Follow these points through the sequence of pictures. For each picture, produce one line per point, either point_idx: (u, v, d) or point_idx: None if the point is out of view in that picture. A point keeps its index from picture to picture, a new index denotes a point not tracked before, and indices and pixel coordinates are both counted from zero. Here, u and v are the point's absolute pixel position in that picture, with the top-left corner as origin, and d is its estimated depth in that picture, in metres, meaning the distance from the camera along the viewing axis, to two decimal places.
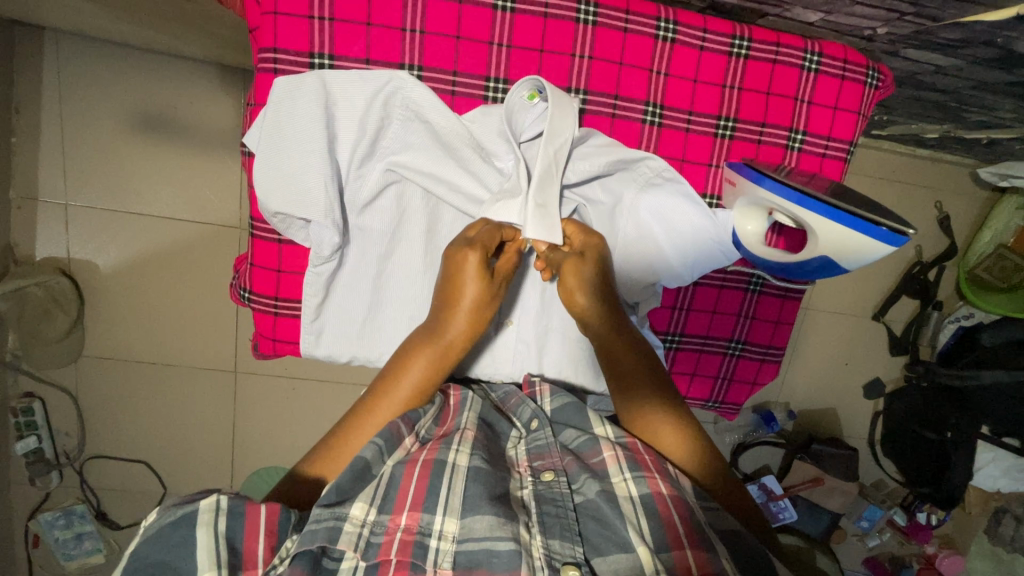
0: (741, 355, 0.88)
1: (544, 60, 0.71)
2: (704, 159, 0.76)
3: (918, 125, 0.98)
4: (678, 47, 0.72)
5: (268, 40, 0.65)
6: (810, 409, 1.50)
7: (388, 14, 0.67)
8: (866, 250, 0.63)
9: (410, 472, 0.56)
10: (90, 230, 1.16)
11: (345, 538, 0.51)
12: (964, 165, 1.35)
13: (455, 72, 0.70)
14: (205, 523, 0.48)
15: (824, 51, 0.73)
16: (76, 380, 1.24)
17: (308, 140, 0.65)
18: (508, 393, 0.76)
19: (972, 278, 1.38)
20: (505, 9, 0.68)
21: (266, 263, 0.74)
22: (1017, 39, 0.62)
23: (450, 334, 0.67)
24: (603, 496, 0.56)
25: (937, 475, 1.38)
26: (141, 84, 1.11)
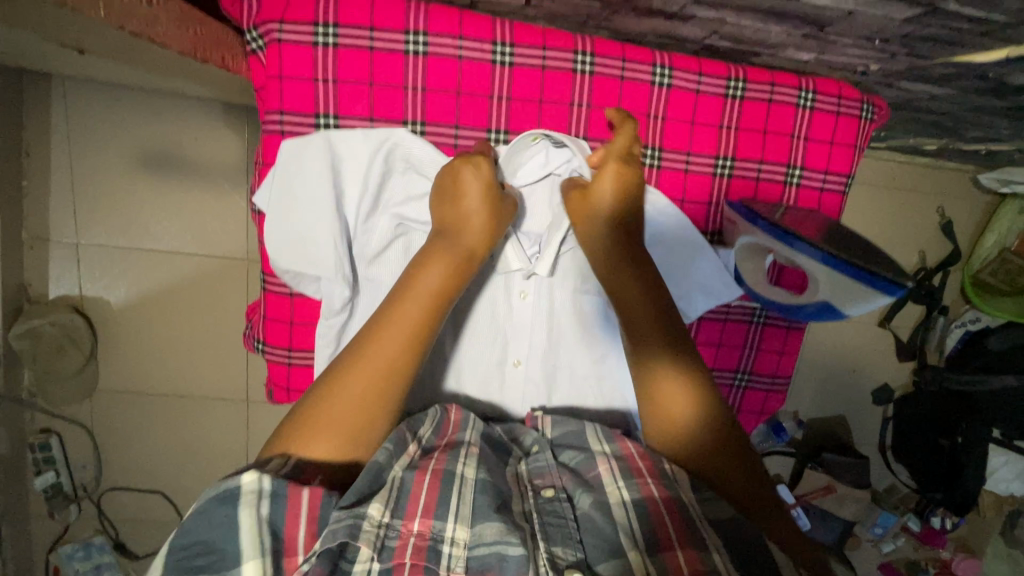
0: (747, 386, 0.88)
1: (543, 110, 0.73)
2: (704, 197, 0.77)
3: (917, 139, 0.99)
4: (674, 91, 0.73)
5: (275, 104, 0.69)
6: (819, 418, 1.50)
7: (390, 74, 0.70)
8: (867, 298, 0.66)
9: (421, 478, 0.55)
10: (100, 268, 1.18)
11: (364, 537, 0.49)
12: (965, 171, 1.36)
13: (456, 125, 0.72)
14: (247, 505, 0.48)
15: (818, 88, 0.75)
16: (92, 414, 1.26)
17: (315, 200, 0.67)
18: (514, 428, 0.75)
19: (976, 281, 1.38)
20: (504, 62, 0.71)
21: (278, 316, 0.76)
22: (1010, 73, 0.63)
23: (469, 237, 0.66)
24: (596, 506, 0.58)
25: (950, 482, 1.38)
26: (147, 123, 1.13)
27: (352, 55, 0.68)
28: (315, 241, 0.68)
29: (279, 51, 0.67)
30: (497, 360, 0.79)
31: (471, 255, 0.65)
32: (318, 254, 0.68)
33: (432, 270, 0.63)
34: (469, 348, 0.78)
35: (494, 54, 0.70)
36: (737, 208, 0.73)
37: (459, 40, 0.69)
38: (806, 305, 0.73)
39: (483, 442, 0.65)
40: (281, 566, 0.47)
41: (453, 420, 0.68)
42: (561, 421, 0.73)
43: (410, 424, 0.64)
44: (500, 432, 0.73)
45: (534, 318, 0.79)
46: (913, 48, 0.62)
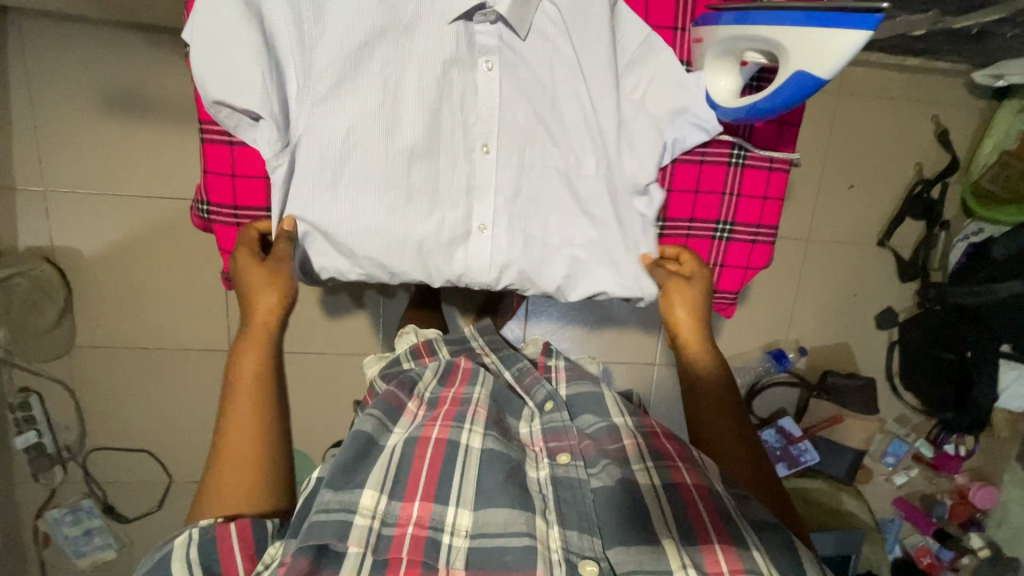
0: (729, 238, 0.85)
1: None
2: (669, 23, 0.75)
3: (904, 18, 0.93)
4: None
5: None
6: (822, 347, 1.45)
7: None
8: (834, 53, 0.55)
9: (423, 449, 0.68)
10: (70, 216, 1.15)
11: (357, 533, 0.59)
12: (959, 74, 1.30)
13: None
14: (177, 555, 0.57)
15: None
16: (71, 371, 1.23)
17: (236, 32, 0.65)
18: (522, 368, 0.87)
19: (977, 190, 1.32)
20: None
21: (221, 169, 0.79)
22: None
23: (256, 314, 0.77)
24: (621, 482, 0.68)
25: (961, 399, 1.35)
26: (108, 59, 1.10)
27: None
28: (243, 76, 0.66)
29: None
30: (459, 223, 0.74)
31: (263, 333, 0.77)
32: (250, 89, 0.66)
33: (244, 360, 0.75)
34: (427, 207, 0.73)
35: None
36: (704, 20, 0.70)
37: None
38: (773, 91, 0.63)
39: (492, 406, 0.77)
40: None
41: (461, 372, 0.82)
42: (577, 377, 0.85)
43: (405, 391, 0.79)
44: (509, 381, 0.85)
45: (497, 172, 0.73)
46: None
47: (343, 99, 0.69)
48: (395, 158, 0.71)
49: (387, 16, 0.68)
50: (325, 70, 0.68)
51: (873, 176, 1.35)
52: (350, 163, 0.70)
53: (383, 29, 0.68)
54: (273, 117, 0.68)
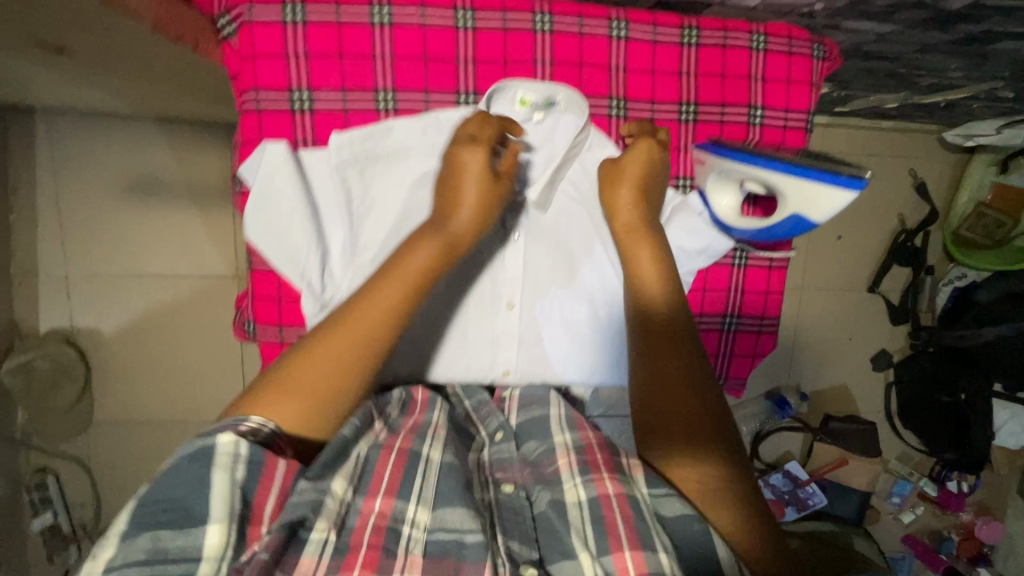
0: (737, 328, 0.73)
1: (510, 71, 0.58)
2: (670, 144, 0.63)
3: (878, 96, 1.01)
4: (633, 44, 0.60)
5: (247, 81, 0.53)
6: (822, 390, 1.49)
7: (359, 42, 0.54)
8: (834, 207, 0.55)
9: (385, 460, 0.53)
10: (91, 298, 1.18)
11: (325, 514, 0.47)
12: (930, 131, 1.39)
13: (426, 90, 0.56)
14: (221, 468, 0.45)
15: (769, 31, 0.61)
16: (88, 449, 1.24)
17: (288, 205, 0.54)
18: (482, 399, 0.66)
19: (957, 239, 1.40)
20: (466, 26, 0.56)
21: (266, 291, 0.58)
22: (957, 20, 0.61)
23: (456, 226, 0.54)
24: (553, 507, 0.53)
25: (960, 441, 1.38)
26: (131, 149, 1.15)
27: (322, 28, 0.53)
28: (295, 244, 0.55)
29: (244, 28, 0.53)
30: (483, 372, 0.70)
31: (458, 244, 0.54)
32: (296, 258, 0.55)
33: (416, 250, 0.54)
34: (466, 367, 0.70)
35: (457, 21, 0.55)
36: (706, 144, 0.61)
37: (421, 3, 0.54)
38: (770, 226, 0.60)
39: (451, 427, 0.61)
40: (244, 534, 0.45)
41: (420, 401, 0.62)
42: (527, 401, 0.66)
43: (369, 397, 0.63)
44: (462, 410, 0.66)
45: (528, 326, 0.70)
46: (862, 7, 0.59)
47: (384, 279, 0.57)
48: (427, 315, 0.69)
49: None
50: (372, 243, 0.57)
51: (857, 226, 1.42)
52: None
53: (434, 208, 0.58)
54: (313, 284, 0.56)
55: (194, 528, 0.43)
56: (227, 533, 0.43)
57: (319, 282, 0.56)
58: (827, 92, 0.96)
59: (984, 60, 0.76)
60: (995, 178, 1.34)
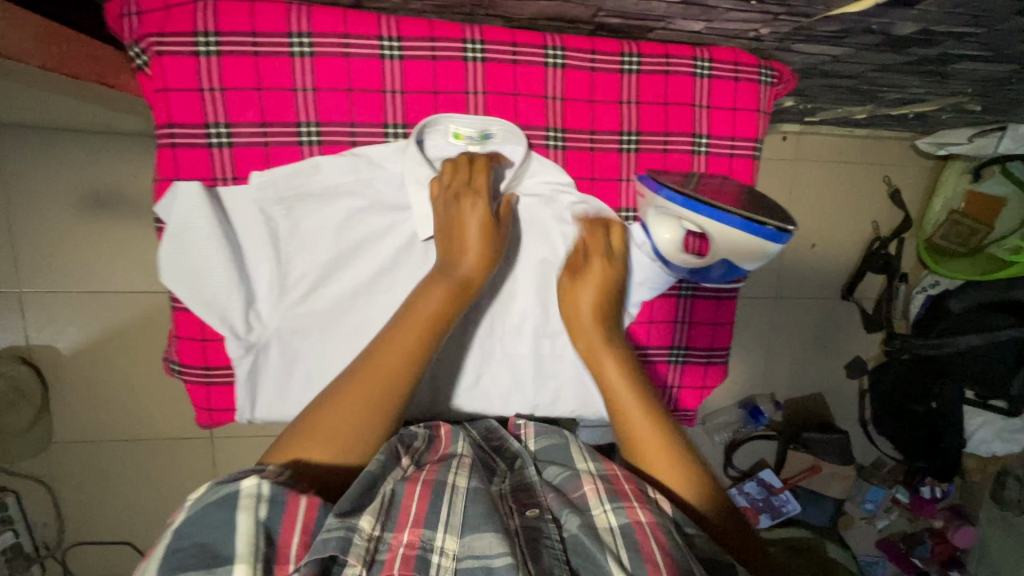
0: (685, 361, 0.73)
1: (441, 102, 0.55)
2: (612, 174, 0.62)
3: (846, 108, 0.99)
4: (571, 72, 0.58)
5: (159, 116, 0.51)
6: (796, 398, 1.48)
7: (278, 74, 0.51)
8: (761, 257, 0.58)
9: (411, 491, 0.52)
10: (47, 315, 1.15)
11: (356, 551, 0.46)
12: (903, 138, 1.38)
13: (352, 123, 0.54)
14: (245, 509, 0.45)
15: (713, 56, 0.60)
16: (49, 468, 1.22)
17: (205, 244, 0.52)
18: (494, 428, 0.67)
19: (931, 246, 1.39)
20: (391, 55, 0.53)
21: (191, 332, 0.56)
22: (910, 45, 0.60)
23: (463, 271, 0.55)
24: (586, 530, 0.52)
25: (931, 447, 1.39)
26: (84, 163, 1.12)
27: (237, 60, 0.51)
28: (214, 288, 0.53)
29: (153, 60, 0.50)
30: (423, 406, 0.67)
31: (471, 286, 0.56)
32: (217, 302, 0.54)
33: (431, 294, 0.55)
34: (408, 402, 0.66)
35: (383, 50, 0.53)
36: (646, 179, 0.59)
37: (344, 31, 0.52)
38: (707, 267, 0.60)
39: (476, 456, 0.60)
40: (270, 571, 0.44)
41: (442, 435, 0.62)
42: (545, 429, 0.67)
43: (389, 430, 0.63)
44: (475, 435, 0.65)
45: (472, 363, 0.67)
46: (810, 32, 0.57)
47: (314, 316, 0.57)
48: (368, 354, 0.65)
49: (366, 231, 0.57)
50: (300, 280, 0.56)
51: (832, 235, 1.40)
52: (320, 373, 0.58)
53: (363, 243, 0.57)
54: (236, 326, 0.54)
55: (219, 570, 0.42)
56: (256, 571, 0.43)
57: (243, 323, 0.55)
58: (793, 104, 0.94)
59: (945, 77, 0.74)
60: (969, 186, 1.33)
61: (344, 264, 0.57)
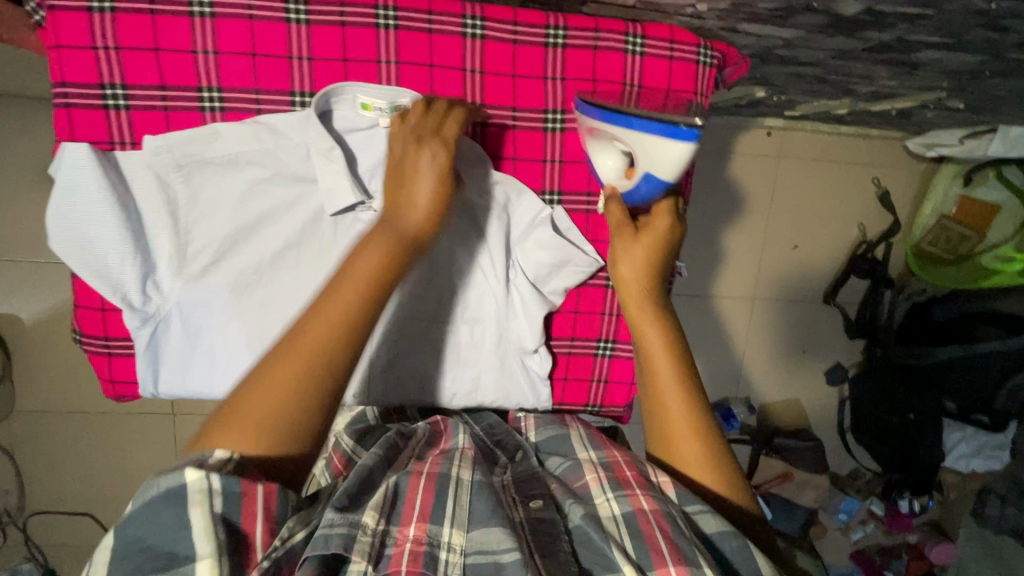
0: (613, 355, 0.72)
1: (351, 71, 0.55)
2: (537, 155, 0.62)
3: (823, 102, 0.95)
4: (491, 45, 0.56)
5: (53, 74, 0.51)
6: (772, 403, 1.45)
7: (178, 35, 0.51)
8: (676, 160, 0.52)
9: (415, 483, 0.53)
10: (9, 284, 1.15)
11: (358, 547, 0.47)
12: (894, 139, 1.32)
13: (257, 89, 0.54)
14: (197, 504, 0.41)
15: (647, 33, 0.57)
16: (11, 436, 1.23)
17: (97, 211, 0.52)
18: (494, 423, 0.68)
19: (919, 252, 1.33)
20: (298, 19, 0.52)
21: (87, 300, 0.55)
22: (862, 29, 0.56)
23: (407, 222, 0.52)
24: (589, 522, 0.52)
25: (906, 459, 1.34)
26: (46, 132, 1.11)
27: (134, 19, 0.50)
28: (105, 256, 0.52)
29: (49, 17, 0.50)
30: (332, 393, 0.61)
31: (416, 239, 0.53)
32: (109, 271, 0.53)
33: (367, 254, 0.51)
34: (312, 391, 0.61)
35: (289, 14, 0.52)
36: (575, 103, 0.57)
37: None
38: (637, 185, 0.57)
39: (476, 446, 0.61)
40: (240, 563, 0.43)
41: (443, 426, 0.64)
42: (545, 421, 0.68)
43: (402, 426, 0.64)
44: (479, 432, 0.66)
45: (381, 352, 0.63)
46: (749, 10, 0.53)
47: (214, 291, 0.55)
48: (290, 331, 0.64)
49: (268, 204, 0.56)
50: (199, 252, 0.55)
51: (816, 237, 1.36)
52: (220, 351, 0.56)
53: (265, 216, 0.56)
54: (132, 296, 0.54)
55: (179, 568, 0.40)
56: (221, 566, 0.41)
57: (140, 295, 0.54)
58: (765, 95, 0.90)
59: (913, 68, 0.70)
60: (959, 192, 1.26)
61: (247, 237, 0.55)
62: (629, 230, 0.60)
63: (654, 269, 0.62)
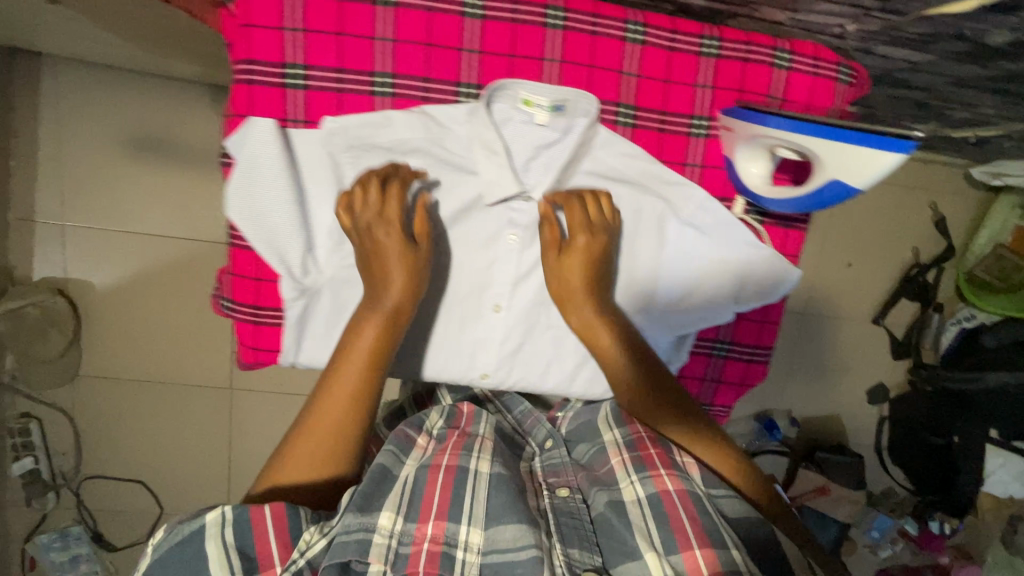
0: (727, 356, 0.74)
1: (515, 66, 0.62)
2: (679, 159, 0.66)
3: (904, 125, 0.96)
4: (649, 49, 0.62)
5: (241, 52, 0.58)
6: (815, 417, 1.46)
7: (359, 23, 0.59)
8: (875, 170, 0.53)
9: (433, 479, 0.54)
10: (84, 251, 1.18)
11: (374, 551, 0.48)
12: (955, 166, 1.35)
13: (426, 78, 0.62)
14: (212, 536, 0.48)
15: (796, 48, 0.62)
16: (72, 400, 1.25)
17: (274, 188, 0.61)
18: (525, 412, 0.70)
19: (970, 278, 1.36)
20: (475, 14, 0.60)
21: (244, 271, 0.65)
22: (999, 57, 0.58)
23: (389, 298, 0.60)
24: (612, 508, 0.54)
25: (945, 484, 1.37)
26: (136, 106, 1.14)
27: (323, 5, 0.58)
28: (276, 227, 0.61)
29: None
30: (459, 373, 0.70)
31: (399, 313, 0.61)
32: (278, 240, 0.62)
33: (363, 333, 0.59)
34: (442, 368, 0.70)
35: (466, 10, 0.60)
36: (734, 110, 0.61)
37: None
38: (805, 194, 0.59)
39: (498, 436, 0.63)
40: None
41: (465, 414, 0.66)
42: None
43: (412, 423, 0.64)
44: (507, 423, 0.69)
45: (512, 334, 0.70)
46: (896, 33, 0.56)
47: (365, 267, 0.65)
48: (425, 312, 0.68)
49: (422, 190, 0.65)
50: None
51: (870, 258, 1.38)
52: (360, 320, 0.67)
53: (419, 202, 0.65)
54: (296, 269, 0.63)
55: None
56: None
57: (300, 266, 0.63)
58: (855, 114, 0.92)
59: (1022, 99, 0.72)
60: (1019, 222, 1.30)
61: None
62: (553, 259, 0.65)
63: (592, 276, 0.64)
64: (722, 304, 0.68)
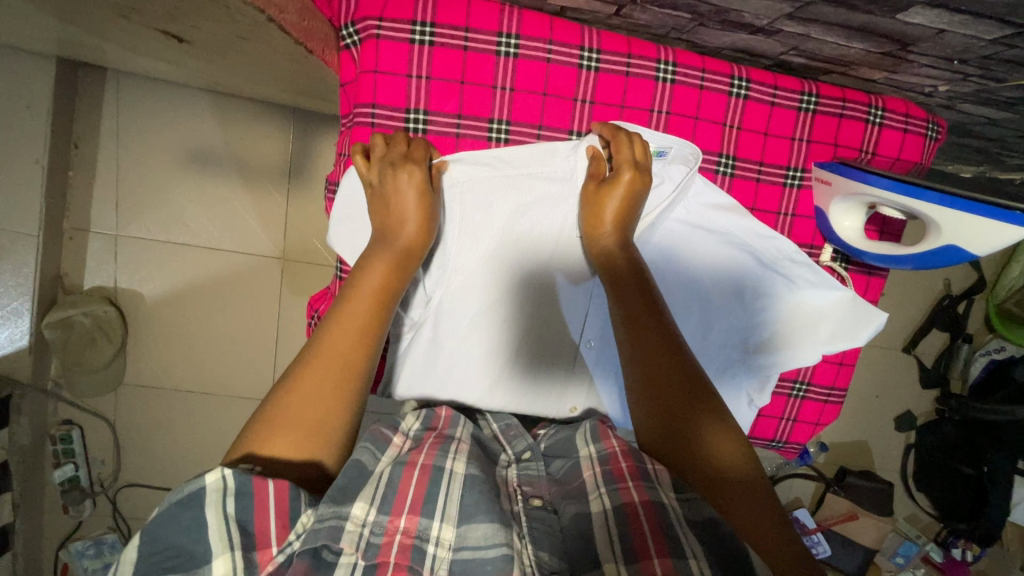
0: (805, 396, 0.78)
1: (624, 115, 0.68)
2: (773, 207, 0.72)
3: (951, 167, 0.98)
4: (751, 104, 0.69)
5: (369, 96, 0.65)
6: (843, 442, 1.49)
7: (482, 74, 0.66)
8: (990, 240, 0.56)
9: (410, 473, 0.50)
10: (137, 262, 1.19)
11: (345, 538, 0.44)
12: None
13: (540, 125, 0.68)
14: (213, 504, 0.42)
15: (887, 106, 0.71)
16: (114, 408, 1.25)
17: None
18: (511, 424, 0.68)
19: (1003, 311, 1.38)
20: (590, 67, 0.67)
21: None
22: None
23: (405, 238, 0.61)
24: (578, 519, 0.51)
25: (975, 511, 1.38)
26: (195, 120, 1.16)
27: (448, 56, 0.65)
28: None
29: (375, 46, 0.63)
30: (551, 407, 0.74)
31: (411, 255, 0.61)
32: None
33: (373, 271, 0.58)
34: (534, 402, 0.73)
35: (582, 61, 0.67)
36: (831, 166, 0.66)
37: (549, 44, 0.66)
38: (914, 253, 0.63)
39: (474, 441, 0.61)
40: (254, 559, 0.42)
41: (443, 418, 0.63)
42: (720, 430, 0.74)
43: (388, 424, 0.59)
44: (489, 432, 0.67)
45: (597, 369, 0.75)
46: (987, 95, 0.69)
47: (467, 299, 0.70)
48: (525, 337, 0.72)
49: (530, 224, 0.70)
50: (461, 266, 0.68)
51: (902, 288, 1.41)
52: (461, 353, 0.71)
53: (519, 238, 0.70)
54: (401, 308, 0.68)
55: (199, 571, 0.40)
56: (237, 561, 0.41)
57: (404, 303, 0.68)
58: None
59: None
60: None
61: (502, 254, 0.69)
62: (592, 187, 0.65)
63: (623, 211, 0.64)
64: (808, 345, 0.71)
